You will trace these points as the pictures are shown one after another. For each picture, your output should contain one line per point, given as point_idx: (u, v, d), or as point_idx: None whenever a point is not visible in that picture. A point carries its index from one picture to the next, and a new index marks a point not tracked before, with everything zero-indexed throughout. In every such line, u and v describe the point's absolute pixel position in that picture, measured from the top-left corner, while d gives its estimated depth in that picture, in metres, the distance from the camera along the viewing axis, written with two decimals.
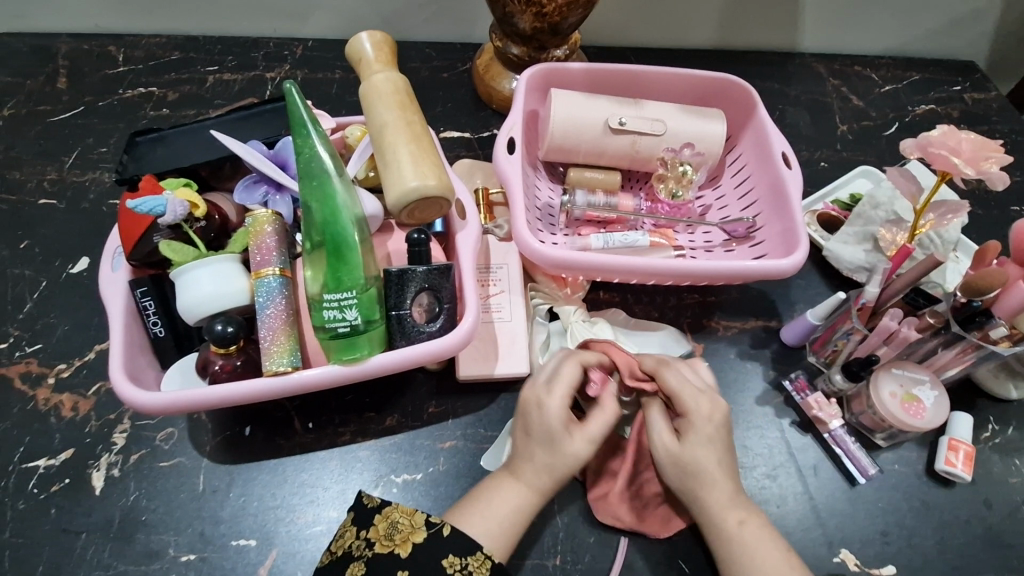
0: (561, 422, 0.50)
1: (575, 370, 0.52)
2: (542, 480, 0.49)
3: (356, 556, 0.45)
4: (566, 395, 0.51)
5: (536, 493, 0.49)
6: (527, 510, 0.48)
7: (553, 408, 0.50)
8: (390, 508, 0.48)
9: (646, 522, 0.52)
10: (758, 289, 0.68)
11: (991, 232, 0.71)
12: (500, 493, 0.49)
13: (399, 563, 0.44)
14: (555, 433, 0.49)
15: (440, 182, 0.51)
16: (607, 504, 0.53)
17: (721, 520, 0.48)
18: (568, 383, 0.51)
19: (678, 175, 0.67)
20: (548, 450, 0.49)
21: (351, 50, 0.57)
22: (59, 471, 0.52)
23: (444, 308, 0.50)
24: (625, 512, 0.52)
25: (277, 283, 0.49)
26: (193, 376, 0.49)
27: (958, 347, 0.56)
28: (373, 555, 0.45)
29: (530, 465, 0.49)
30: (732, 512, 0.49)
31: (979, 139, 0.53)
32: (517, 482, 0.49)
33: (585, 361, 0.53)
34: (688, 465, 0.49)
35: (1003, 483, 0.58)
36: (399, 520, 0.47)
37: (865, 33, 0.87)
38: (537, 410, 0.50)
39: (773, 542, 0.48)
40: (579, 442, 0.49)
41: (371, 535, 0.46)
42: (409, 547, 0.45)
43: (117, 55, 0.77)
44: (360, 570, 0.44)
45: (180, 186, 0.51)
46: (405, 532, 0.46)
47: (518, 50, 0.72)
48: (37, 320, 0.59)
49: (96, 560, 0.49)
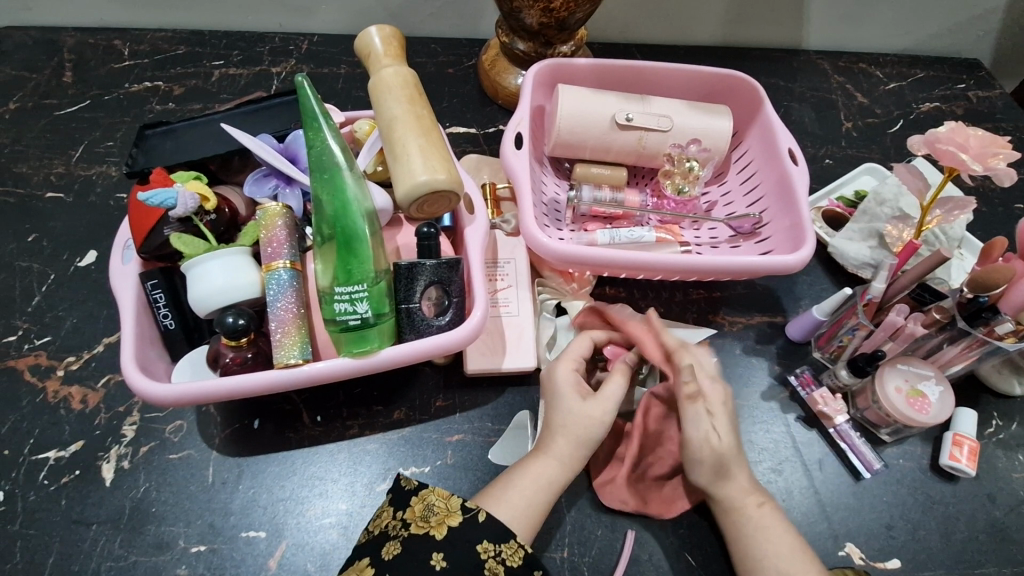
0: (574, 390, 0.52)
1: (586, 344, 0.55)
2: (566, 455, 0.50)
3: (392, 537, 0.45)
4: (574, 365, 0.54)
5: (562, 469, 0.50)
6: (556, 489, 0.49)
7: (565, 378, 0.53)
8: (425, 490, 0.48)
9: (651, 505, 0.53)
10: (763, 285, 0.68)
11: (996, 228, 0.72)
12: (527, 470, 0.50)
13: (435, 545, 0.44)
14: (574, 403, 0.51)
15: (450, 176, 0.51)
16: (614, 489, 0.53)
17: (743, 501, 0.49)
18: (575, 356, 0.54)
19: (684, 171, 0.67)
20: (570, 421, 0.51)
21: (359, 44, 0.57)
22: (69, 463, 0.53)
23: (452, 302, 0.51)
24: (631, 496, 0.53)
25: (288, 276, 0.49)
26: (203, 368, 0.49)
27: (964, 343, 0.57)
28: (409, 535, 0.45)
29: (557, 440, 0.50)
30: (752, 495, 0.50)
31: (987, 135, 0.53)
32: (545, 457, 0.50)
33: (594, 338, 0.56)
34: (712, 443, 0.50)
35: (1007, 478, 0.58)
36: (435, 502, 0.47)
37: (871, 30, 0.87)
38: (556, 385, 0.52)
39: (784, 528, 0.48)
40: (592, 406, 0.51)
41: (408, 516, 0.46)
42: (444, 530, 0.45)
43: (123, 49, 0.77)
44: (395, 550, 0.44)
45: (190, 179, 0.51)
46: (440, 515, 0.46)
47: (524, 46, 0.72)
48: (45, 313, 0.59)
49: (107, 551, 0.49)
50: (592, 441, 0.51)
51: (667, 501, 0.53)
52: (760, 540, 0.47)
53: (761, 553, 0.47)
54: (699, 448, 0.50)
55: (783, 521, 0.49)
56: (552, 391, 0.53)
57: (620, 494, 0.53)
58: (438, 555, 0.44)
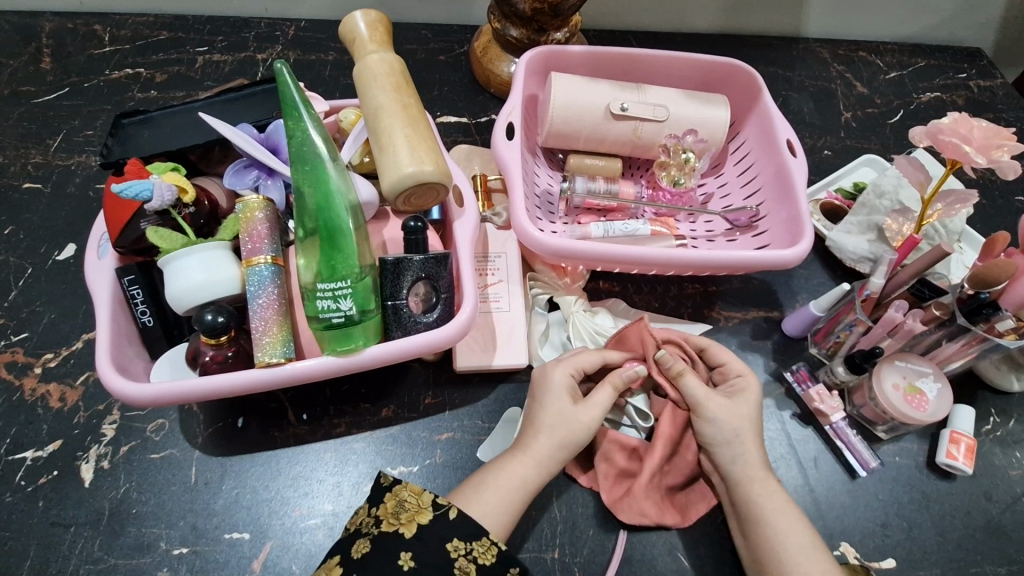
0: (567, 392, 0.51)
1: (595, 358, 0.53)
2: (545, 456, 0.49)
3: (363, 534, 0.44)
4: (572, 371, 0.52)
5: (540, 469, 0.49)
6: (532, 488, 0.48)
7: (560, 380, 0.52)
8: (399, 486, 0.47)
9: (669, 516, 0.52)
10: (759, 279, 0.67)
11: (996, 222, 0.70)
12: (513, 473, 0.48)
13: (403, 543, 0.43)
14: (565, 406, 0.50)
15: (438, 168, 0.50)
16: (631, 502, 0.51)
17: (762, 475, 0.50)
18: (578, 363, 0.53)
19: (680, 162, 0.65)
20: (556, 422, 0.50)
21: (344, 28, 0.55)
22: (48, 463, 0.51)
23: (440, 298, 0.49)
24: (650, 507, 0.51)
25: (269, 272, 0.48)
26: (183, 368, 0.48)
27: (963, 340, 0.55)
28: (380, 533, 0.44)
29: (539, 441, 0.49)
30: (766, 473, 0.50)
31: (992, 126, 0.51)
32: (525, 456, 0.49)
33: (607, 357, 0.54)
34: (735, 418, 0.51)
35: (1004, 476, 0.58)
36: (407, 499, 0.46)
37: (871, 17, 0.85)
38: (549, 385, 0.51)
39: (796, 514, 0.48)
40: (582, 413, 0.50)
41: (380, 513, 0.45)
42: (414, 527, 0.44)
43: (103, 34, 0.75)
44: (364, 548, 0.43)
45: (168, 170, 0.49)
46: (411, 512, 0.45)
47: (517, 32, 0.70)
48: (23, 308, 0.58)
49: (85, 554, 0.48)
50: (575, 446, 0.50)
51: (681, 510, 0.53)
52: (780, 519, 0.47)
53: (779, 534, 0.46)
54: (723, 423, 0.51)
55: (794, 510, 0.48)
56: (544, 389, 0.52)
57: (639, 504, 0.51)
58: (407, 554, 0.43)
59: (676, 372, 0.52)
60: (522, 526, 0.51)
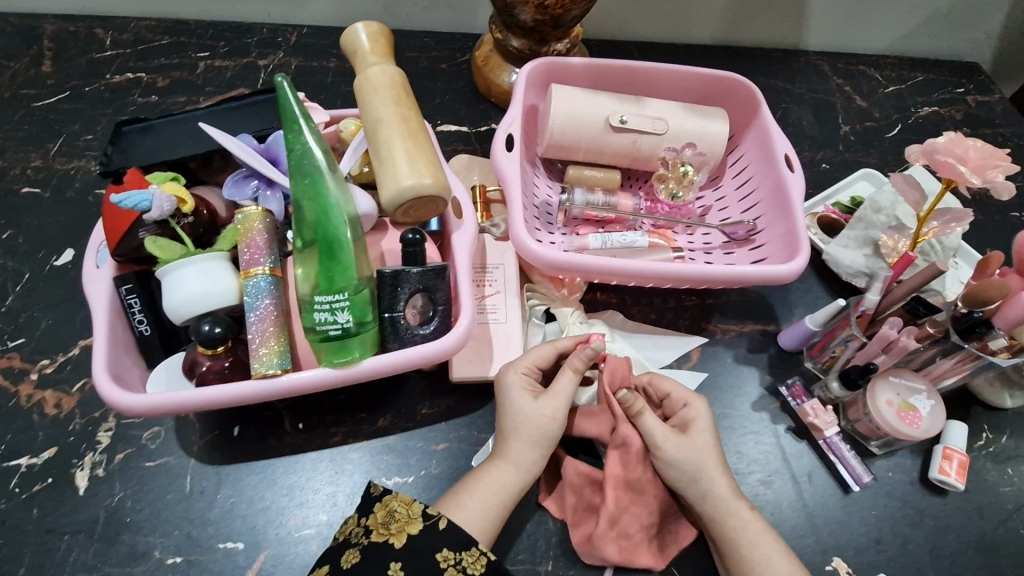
0: (526, 388, 0.52)
1: (548, 352, 0.54)
2: (523, 458, 0.50)
3: (353, 544, 0.45)
4: (524, 370, 0.53)
5: (519, 475, 0.49)
6: (512, 494, 0.48)
7: (515, 381, 0.52)
8: (389, 496, 0.47)
9: (641, 558, 0.50)
10: (757, 292, 0.67)
11: (991, 239, 0.71)
12: (484, 476, 0.49)
13: (393, 554, 0.44)
14: (526, 402, 0.51)
15: (437, 181, 0.50)
16: (593, 546, 0.50)
17: (737, 507, 0.49)
18: (528, 362, 0.53)
19: (678, 176, 0.65)
20: (523, 423, 0.50)
21: (346, 40, 0.55)
22: (41, 471, 0.51)
23: (438, 310, 0.49)
24: (613, 550, 0.49)
25: (266, 283, 0.48)
26: (179, 377, 0.48)
27: (957, 357, 0.56)
28: (370, 543, 0.44)
29: (513, 445, 0.50)
30: (741, 502, 0.50)
31: (987, 147, 0.52)
32: (503, 462, 0.50)
33: (560, 347, 0.54)
34: (696, 453, 0.51)
35: (996, 491, 0.58)
36: (397, 509, 0.46)
37: (871, 31, 0.86)
38: (506, 389, 0.52)
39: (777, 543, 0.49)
40: (544, 404, 0.51)
41: (370, 523, 0.46)
42: (404, 538, 0.45)
43: (105, 37, 0.75)
44: (354, 558, 0.44)
45: (167, 180, 0.49)
46: (401, 523, 0.45)
47: (518, 43, 0.70)
48: (21, 313, 0.58)
49: (80, 562, 0.48)
50: (546, 438, 0.50)
51: (656, 552, 0.51)
52: (757, 553, 0.47)
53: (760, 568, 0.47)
54: (686, 464, 0.50)
55: (783, 550, 0.48)
56: (502, 396, 0.52)
57: (603, 550, 0.49)
58: (396, 564, 0.43)
59: (637, 411, 0.52)
60: (514, 537, 0.52)
